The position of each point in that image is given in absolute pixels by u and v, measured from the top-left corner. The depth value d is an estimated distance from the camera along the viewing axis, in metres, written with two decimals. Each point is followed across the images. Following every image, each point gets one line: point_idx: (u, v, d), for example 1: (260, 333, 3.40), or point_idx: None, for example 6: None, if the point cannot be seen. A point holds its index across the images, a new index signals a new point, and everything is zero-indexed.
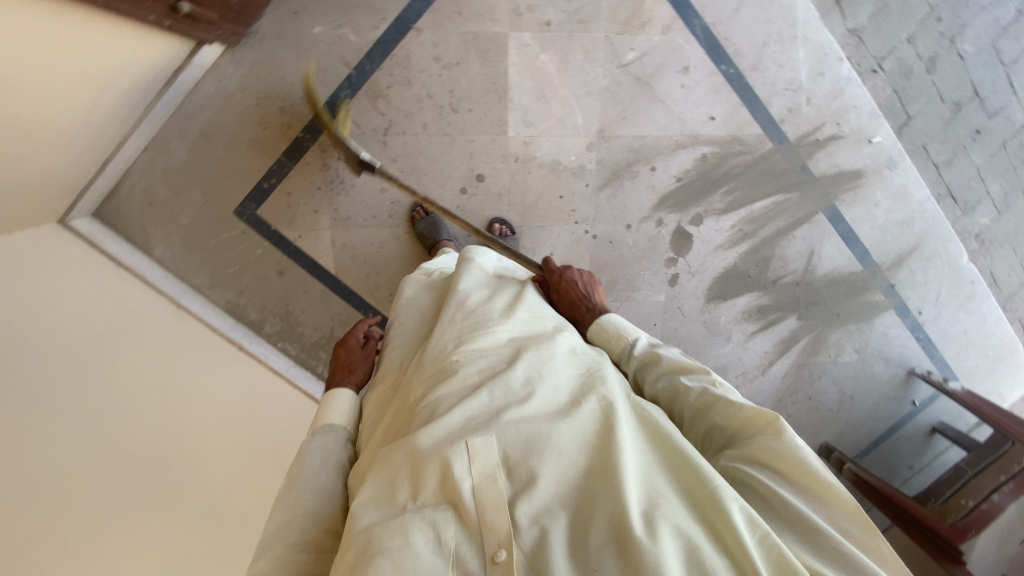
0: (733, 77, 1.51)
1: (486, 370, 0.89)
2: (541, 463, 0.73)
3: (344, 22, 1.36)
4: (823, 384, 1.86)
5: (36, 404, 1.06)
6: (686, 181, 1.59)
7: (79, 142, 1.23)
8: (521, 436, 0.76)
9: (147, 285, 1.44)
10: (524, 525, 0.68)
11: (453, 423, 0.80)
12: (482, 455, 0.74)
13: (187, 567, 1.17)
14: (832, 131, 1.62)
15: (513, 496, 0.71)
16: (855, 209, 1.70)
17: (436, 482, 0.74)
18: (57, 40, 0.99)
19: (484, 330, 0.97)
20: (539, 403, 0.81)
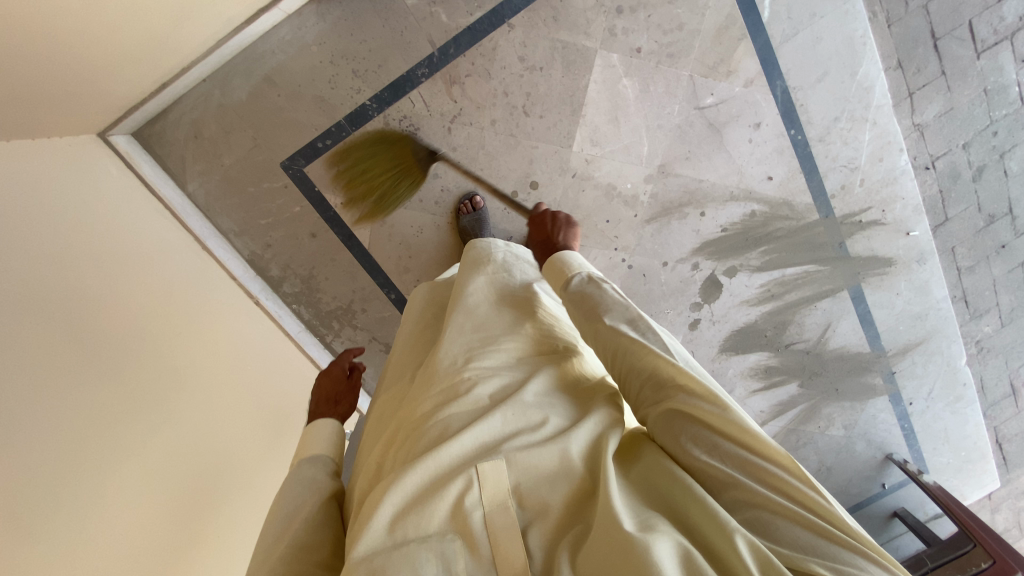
0: (798, 143, 1.53)
1: (501, 387, 0.74)
2: (559, 493, 0.59)
3: (440, 1, 1.32)
4: (806, 451, 1.91)
5: (63, 305, 0.95)
6: (729, 233, 1.61)
7: (138, 57, 1.17)
8: (534, 463, 0.61)
9: (175, 220, 1.39)
10: (539, 557, 0.55)
11: (463, 446, 0.64)
12: (492, 480, 0.60)
13: (177, 517, 1.04)
14: (876, 216, 1.65)
15: (525, 523, 0.58)
16: (878, 293, 1.75)
17: (443, 510, 0.59)
18: None
19: (491, 330, 0.83)
20: (555, 424, 0.67)
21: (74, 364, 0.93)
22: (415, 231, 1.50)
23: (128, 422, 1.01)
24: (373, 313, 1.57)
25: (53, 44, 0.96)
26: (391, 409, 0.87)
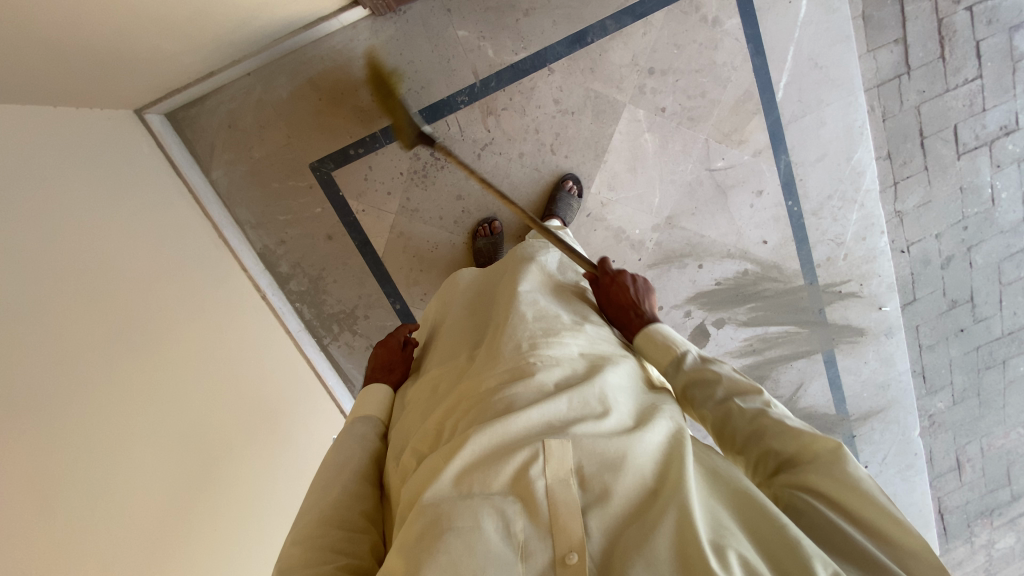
0: (795, 214, 1.66)
1: (564, 376, 0.79)
2: (620, 481, 0.64)
3: (488, 36, 1.39)
4: None
5: (70, 266, 0.94)
6: (722, 287, 1.71)
7: (186, 45, 1.18)
8: (599, 448, 0.66)
9: (196, 204, 1.40)
10: (597, 537, 0.61)
11: (529, 421, 0.70)
12: (557, 456, 0.65)
13: (167, 489, 1.02)
14: (853, 288, 1.79)
15: (585, 505, 0.63)
16: (848, 359, 1.88)
17: (507, 474, 0.64)
18: None
19: (554, 328, 0.88)
20: (617, 421, 0.72)
21: (75, 331, 0.91)
22: (430, 246, 1.53)
23: (124, 403, 0.97)
24: (375, 321, 1.59)
25: (105, 23, 0.97)
26: (439, 386, 0.91)
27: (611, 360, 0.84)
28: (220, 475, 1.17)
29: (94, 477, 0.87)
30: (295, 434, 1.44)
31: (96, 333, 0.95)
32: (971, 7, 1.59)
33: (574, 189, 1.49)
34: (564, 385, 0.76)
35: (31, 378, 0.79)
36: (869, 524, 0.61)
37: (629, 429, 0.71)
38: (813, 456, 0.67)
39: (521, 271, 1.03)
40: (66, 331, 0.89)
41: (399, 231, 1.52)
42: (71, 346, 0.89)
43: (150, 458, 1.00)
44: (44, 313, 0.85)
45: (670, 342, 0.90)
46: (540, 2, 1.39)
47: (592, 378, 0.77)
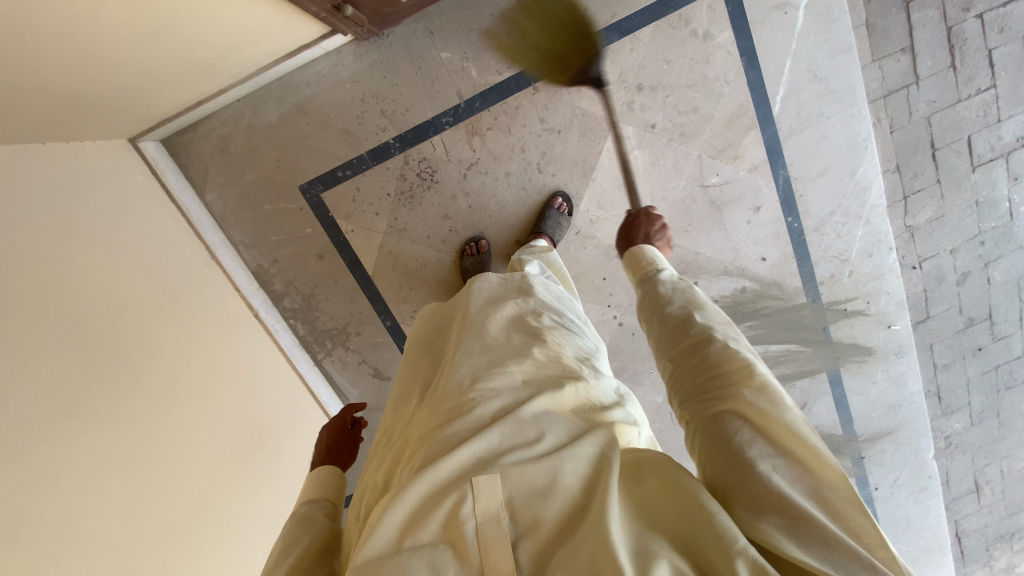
0: (795, 231, 1.61)
1: (502, 406, 0.77)
2: (549, 506, 0.63)
3: (472, 57, 1.39)
4: None
5: (72, 299, 0.98)
6: (719, 304, 1.67)
7: (182, 78, 1.22)
8: (526, 476, 0.65)
9: (190, 227, 1.44)
10: (526, 568, 0.59)
11: (463, 459, 0.69)
12: (485, 492, 0.63)
13: (166, 507, 1.06)
14: (860, 306, 1.72)
15: (515, 537, 0.61)
16: (855, 379, 1.80)
17: (437, 520, 0.63)
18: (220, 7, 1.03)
19: (500, 355, 0.87)
20: (551, 442, 0.70)
21: (75, 365, 0.94)
22: (419, 264, 1.54)
23: (121, 426, 1.01)
24: (366, 338, 1.61)
25: (98, 66, 1.01)
26: (400, 428, 0.90)
27: (558, 377, 0.82)
28: (214, 493, 1.20)
29: (90, 503, 0.91)
30: (283, 450, 1.46)
31: (95, 361, 0.99)
32: (982, 14, 1.52)
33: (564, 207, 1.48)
34: (500, 415, 0.75)
35: (36, 411, 0.84)
36: (792, 462, 0.59)
37: (560, 449, 0.68)
38: (745, 380, 0.65)
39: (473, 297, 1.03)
40: (68, 363, 0.93)
41: (388, 250, 1.53)
42: (69, 376, 0.92)
43: (144, 481, 1.03)
44: (45, 347, 0.88)
45: (650, 261, 0.91)
46: None
47: (529, 403, 0.76)
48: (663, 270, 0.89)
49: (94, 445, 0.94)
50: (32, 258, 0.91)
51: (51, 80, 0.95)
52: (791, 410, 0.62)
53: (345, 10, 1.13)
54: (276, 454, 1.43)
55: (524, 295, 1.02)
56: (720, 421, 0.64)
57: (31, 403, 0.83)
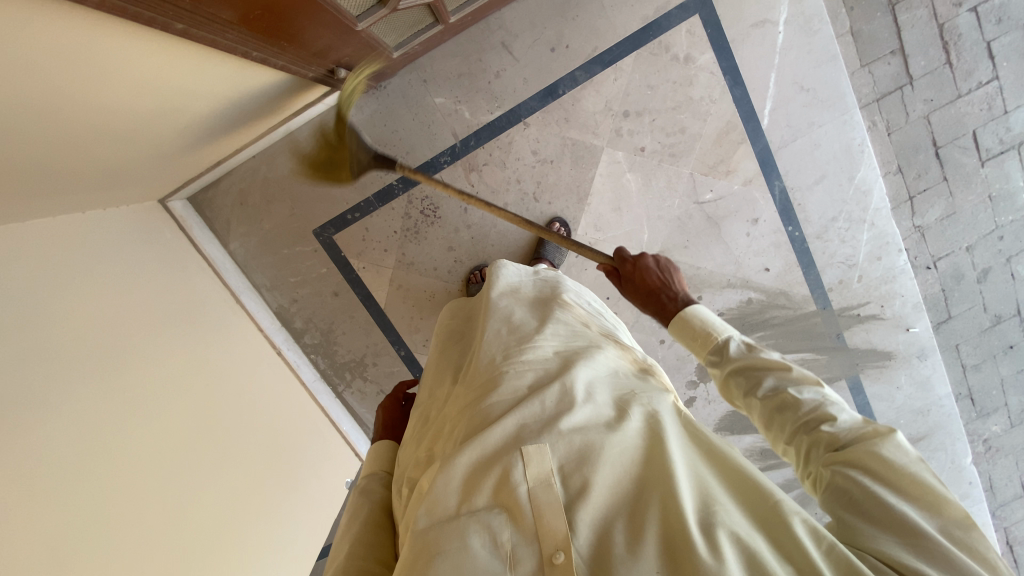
0: (795, 240, 1.62)
1: (539, 377, 0.73)
2: (599, 471, 0.58)
3: (464, 99, 1.48)
4: None
5: (113, 354, 1.08)
6: (726, 317, 1.68)
7: (206, 146, 1.34)
8: (575, 445, 0.60)
9: (216, 275, 1.56)
10: (583, 533, 0.55)
11: (507, 430, 0.63)
12: (536, 458, 0.59)
13: (205, 543, 1.13)
14: (874, 310, 1.69)
15: (567, 501, 0.57)
16: (877, 385, 1.76)
17: (489, 486, 0.59)
18: (234, 85, 1.13)
19: (529, 333, 0.83)
20: (595, 411, 0.65)
21: (120, 417, 1.03)
22: (428, 295, 1.62)
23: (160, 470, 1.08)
24: (382, 367, 1.68)
25: (133, 148, 1.13)
26: (430, 412, 0.84)
27: (589, 351, 0.79)
28: (249, 522, 1.28)
29: (139, 537, 0.99)
30: (309, 480, 1.52)
31: (142, 404, 1.10)
32: (977, 7, 1.51)
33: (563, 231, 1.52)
34: (538, 385, 0.70)
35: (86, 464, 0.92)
36: (916, 500, 0.54)
37: (605, 421, 0.64)
38: (870, 438, 0.59)
39: (500, 278, 1.01)
40: (115, 414, 1.02)
41: (398, 283, 1.61)
42: (117, 424, 1.02)
43: (189, 514, 1.11)
44: (95, 402, 0.98)
45: (704, 326, 0.78)
46: (509, 63, 1.46)
47: (569, 371, 0.70)
48: (727, 337, 0.75)
49: (143, 483, 1.03)
50: (78, 321, 1.02)
51: (98, 161, 1.07)
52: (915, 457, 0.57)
53: (339, 70, 1.19)
54: (304, 483, 1.50)
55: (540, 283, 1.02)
56: (852, 481, 0.56)
57: (84, 452, 0.93)
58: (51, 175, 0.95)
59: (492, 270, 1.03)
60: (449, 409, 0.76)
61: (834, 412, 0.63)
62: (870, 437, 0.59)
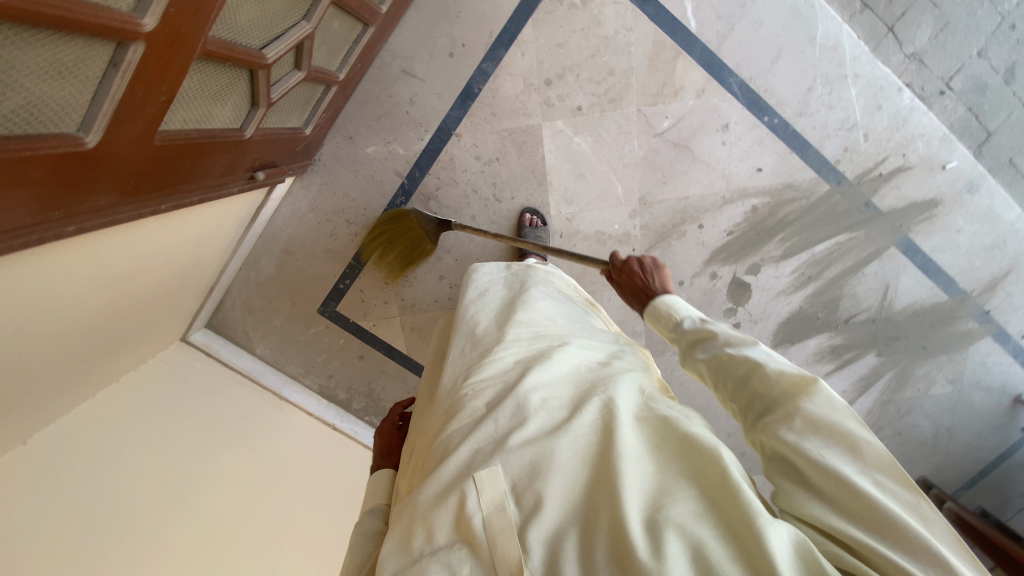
0: (777, 129, 1.49)
1: (496, 393, 0.74)
2: (549, 484, 0.57)
3: (393, 138, 1.48)
4: (914, 418, 1.78)
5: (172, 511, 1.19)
6: (737, 233, 1.58)
7: (195, 284, 1.45)
8: (526, 459, 0.60)
9: (255, 382, 1.66)
10: (536, 553, 0.53)
11: (462, 458, 0.64)
12: (488, 485, 0.59)
13: None
14: (897, 163, 1.52)
15: (521, 522, 0.56)
16: (933, 239, 1.58)
17: (448, 521, 0.59)
18: (188, 231, 1.17)
19: (489, 346, 0.85)
20: (547, 417, 0.66)
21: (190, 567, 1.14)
22: None
23: None
24: None
25: (130, 321, 1.22)
26: (413, 442, 0.86)
27: (547, 354, 0.80)
28: None
29: None
30: None
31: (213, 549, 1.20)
32: None
33: (535, 219, 1.50)
34: (494, 402, 0.71)
35: None
36: (841, 447, 0.52)
37: (558, 425, 0.64)
38: (794, 391, 0.59)
39: (475, 279, 1.04)
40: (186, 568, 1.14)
41: (410, 326, 1.67)
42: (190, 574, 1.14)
43: None
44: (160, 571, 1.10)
45: (664, 310, 0.82)
46: (417, 86, 1.44)
47: (523, 381, 0.72)
48: (684, 316, 0.79)
49: None
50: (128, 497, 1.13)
51: (110, 345, 1.20)
52: (840, 405, 0.55)
53: (257, 174, 1.19)
54: None
55: (509, 283, 1.04)
56: (770, 436, 0.57)
57: None
58: (56, 382, 1.06)
59: (473, 270, 1.08)
60: (420, 445, 0.77)
61: (762, 365, 0.63)
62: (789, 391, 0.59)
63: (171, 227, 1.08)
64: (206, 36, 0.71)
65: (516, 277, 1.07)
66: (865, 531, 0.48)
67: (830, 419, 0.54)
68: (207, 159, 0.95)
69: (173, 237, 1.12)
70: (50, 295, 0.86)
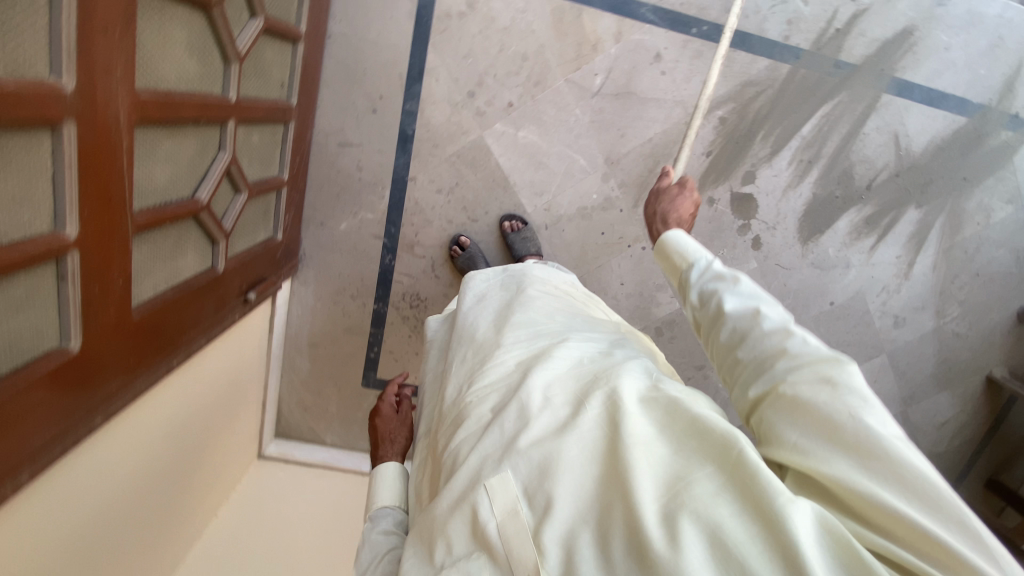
0: (710, 35, 1.43)
1: (500, 397, 0.75)
2: (556, 483, 0.58)
3: (357, 207, 1.53)
4: (985, 253, 1.66)
5: None
6: (717, 151, 1.52)
7: (247, 406, 1.55)
8: (534, 462, 0.61)
9: (337, 468, 1.75)
10: (552, 554, 0.54)
11: (472, 468, 0.67)
12: (500, 492, 0.61)
13: None
14: (851, 11, 1.43)
15: (535, 524, 0.57)
16: (923, 69, 1.48)
17: (464, 531, 0.61)
18: (210, 366, 1.25)
19: (489, 350, 0.87)
20: (552, 416, 0.67)
21: None
22: None
23: None
24: None
25: (201, 464, 1.31)
26: (429, 439, 0.90)
27: (546, 351, 0.80)
28: None
29: None
30: None
31: None
32: None
33: (515, 224, 1.51)
34: (499, 407, 0.72)
35: None
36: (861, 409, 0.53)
37: (564, 423, 0.65)
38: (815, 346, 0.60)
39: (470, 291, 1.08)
40: None
41: None
42: None
43: None
44: None
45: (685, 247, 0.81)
46: (357, 151, 1.48)
47: (525, 383, 0.73)
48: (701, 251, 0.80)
49: None
50: None
51: (195, 488, 1.29)
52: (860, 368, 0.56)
53: (249, 295, 1.27)
54: None
55: (506, 285, 1.05)
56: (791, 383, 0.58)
57: None
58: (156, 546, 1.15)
59: (469, 277, 1.13)
60: (434, 453, 0.81)
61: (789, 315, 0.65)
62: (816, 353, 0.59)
63: (191, 372, 1.16)
64: (131, 208, 0.77)
65: (511, 280, 1.08)
66: (894, 493, 0.48)
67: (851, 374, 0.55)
68: (193, 305, 1.03)
69: (198, 379, 1.19)
70: (109, 482, 0.94)
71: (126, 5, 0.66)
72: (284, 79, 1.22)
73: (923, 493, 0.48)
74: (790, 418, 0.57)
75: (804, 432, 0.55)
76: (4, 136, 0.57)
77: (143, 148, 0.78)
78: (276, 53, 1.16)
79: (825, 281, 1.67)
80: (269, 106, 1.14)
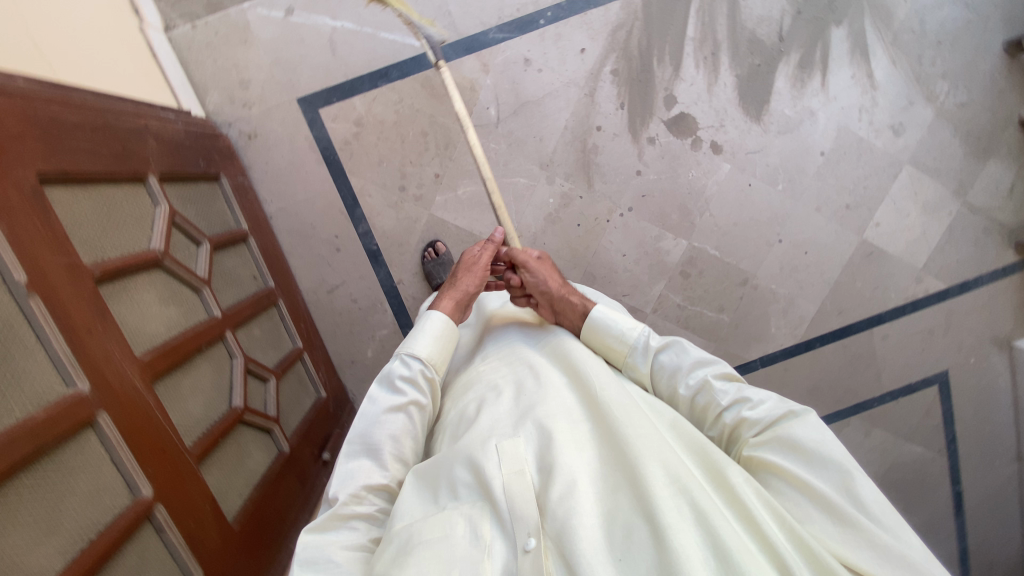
0: (557, 15, 1.52)
1: (512, 375, 0.87)
2: (565, 457, 0.69)
3: (371, 331, 1.63)
4: (929, 21, 1.61)
5: None
6: (628, 97, 1.56)
7: None
8: (544, 438, 0.73)
9: None
10: (558, 515, 0.63)
11: (482, 427, 0.78)
12: (510, 452, 0.71)
13: None
14: None
15: (538, 490, 0.68)
16: None
17: (467, 481, 0.72)
18: None
19: (504, 343, 1.00)
20: (568, 404, 0.78)
21: None
22: None
23: None
24: None
25: None
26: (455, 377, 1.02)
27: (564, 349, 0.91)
28: None
29: None
30: None
31: None
32: None
33: None
34: (503, 389, 0.84)
35: None
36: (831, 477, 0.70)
37: (584, 415, 0.76)
38: (784, 420, 0.77)
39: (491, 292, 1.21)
40: None
41: None
42: None
43: None
44: None
45: (620, 339, 0.95)
46: (343, 288, 1.59)
47: (546, 376, 0.84)
48: (639, 337, 0.93)
49: None
50: None
51: None
52: (830, 440, 0.73)
53: (324, 455, 1.38)
54: None
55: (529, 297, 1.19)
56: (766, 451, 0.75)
57: None
58: None
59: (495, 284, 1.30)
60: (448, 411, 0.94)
61: (749, 398, 0.81)
62: (781, 419, 0.77)
63: None
64: (184, 444, 0.89)
65: None
66: (859, 547, 0.64)
67: (816, 444, 0.73)
68: (279, 490, 1.15)
69: None
70: None
71: (97, 302, 0.80)
72: (254, 272, 1.38)
73: (880, 540, 0.64)
74: (772, 475, 0.73)
75: (788, 483, 0.71)
76: (58, 450, 0.70)
77: (168, 394, 0.92)
78: (236, 258, 1.32)
79: (803, 138, 1.63)
80: (253, 301, 1.29)
